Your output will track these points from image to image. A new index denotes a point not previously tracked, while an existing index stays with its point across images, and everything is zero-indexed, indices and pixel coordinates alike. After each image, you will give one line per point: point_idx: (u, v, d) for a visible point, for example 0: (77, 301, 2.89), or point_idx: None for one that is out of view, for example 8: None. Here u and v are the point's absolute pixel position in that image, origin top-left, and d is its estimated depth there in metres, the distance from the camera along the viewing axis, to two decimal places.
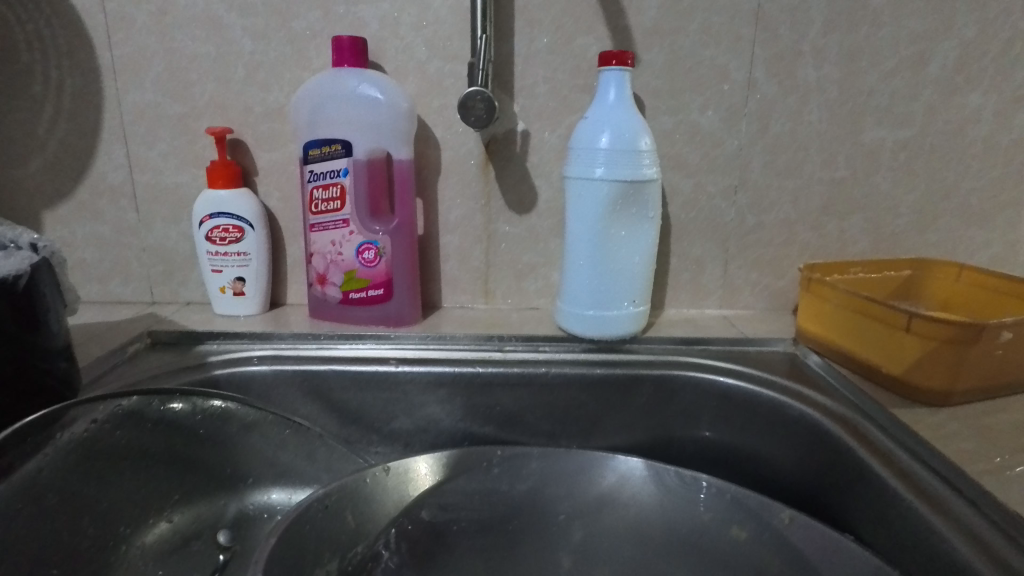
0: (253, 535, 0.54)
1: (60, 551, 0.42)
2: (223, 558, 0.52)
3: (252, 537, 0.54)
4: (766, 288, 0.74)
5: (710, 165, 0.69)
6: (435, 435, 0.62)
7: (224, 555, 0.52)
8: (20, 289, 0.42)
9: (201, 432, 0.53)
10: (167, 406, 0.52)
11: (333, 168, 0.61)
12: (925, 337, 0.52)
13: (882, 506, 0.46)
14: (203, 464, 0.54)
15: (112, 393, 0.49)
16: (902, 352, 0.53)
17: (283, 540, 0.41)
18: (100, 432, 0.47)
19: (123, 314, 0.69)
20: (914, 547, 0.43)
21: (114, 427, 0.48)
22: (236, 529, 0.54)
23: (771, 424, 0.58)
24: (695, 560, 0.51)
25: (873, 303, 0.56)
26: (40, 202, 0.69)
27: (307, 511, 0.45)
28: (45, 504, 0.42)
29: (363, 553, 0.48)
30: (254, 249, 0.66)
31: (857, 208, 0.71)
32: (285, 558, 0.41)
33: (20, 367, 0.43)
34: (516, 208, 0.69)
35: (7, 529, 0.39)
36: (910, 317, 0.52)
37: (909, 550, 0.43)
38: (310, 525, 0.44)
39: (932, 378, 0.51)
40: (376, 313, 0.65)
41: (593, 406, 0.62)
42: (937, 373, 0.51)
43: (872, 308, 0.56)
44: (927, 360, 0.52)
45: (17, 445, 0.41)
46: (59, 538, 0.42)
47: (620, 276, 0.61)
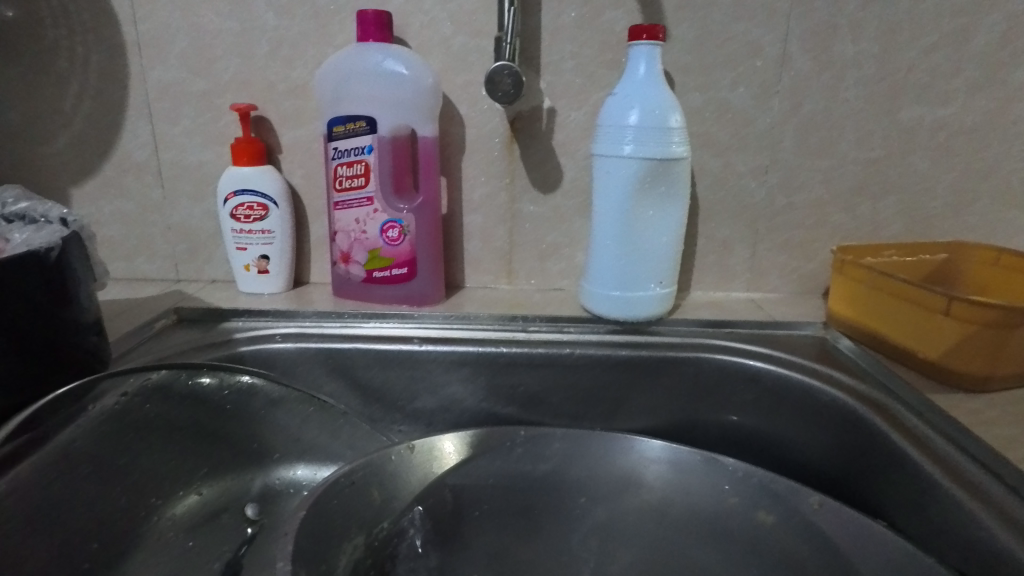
0: (279, 510, 0.54)
1: (95, 519, 0.43)
2: (251, 531, 0.52)
3: (279, 510, 0.54)
4: (794, 271, 0.72)
5: (740, 144, 0.68)
6: (458, 414, 0.62)
7: (252, 527, 0.52)
8: (51, 262, 0.42)
9: (229, 407, 0.54)
10: (195, 380, 0.52)
11: (357, 144, 0.61)
12: (964, 321, 0.50)
13: (917, 491, 0.45)
14: (230, 439, 0.55)
15: (142, 366, 0.50)
16: (939, 336, 0.52)
17: (311, 513, 0.41)
18: (132, 404, 0.48)
19: (149, 291, 0.69)
20: (952, 533, 0.42)
21: (144, 400, 0.49)
22: (263, 503, 0.55)
23: (800, 408, 0.57)
24: (722, 542, 0.51)
25: (909, 287, 0.54)
26: (67, 179, 0.70)
27: (334, 486, 0.45)
28: (79, 473, 0.43)
29: (389, 529, 0.49)
30: (278, 227, 0.66)
31: (892, 189, 0.69)
32: (314, 531, 0.41)
33: (53, 341, 0.43)
34: (540, 187, 0.68)
35: (43, 497, 0.40)
36: (949, 300, 0.51)
37: (947, 536, 0.42)
38: (336, 500, 0.45)
39: (971, 364, 0.50)
40: (400, 292, 0.65)
41: (617, 387, 0.61)
42: (976, 358, 0.50)
43: (908, 290, 0.55)
44: (966, 345, 0.50)
45: (50, 415, 0.42)
46: (91, 507, 0.43)
47: (647, 256, 0.60)
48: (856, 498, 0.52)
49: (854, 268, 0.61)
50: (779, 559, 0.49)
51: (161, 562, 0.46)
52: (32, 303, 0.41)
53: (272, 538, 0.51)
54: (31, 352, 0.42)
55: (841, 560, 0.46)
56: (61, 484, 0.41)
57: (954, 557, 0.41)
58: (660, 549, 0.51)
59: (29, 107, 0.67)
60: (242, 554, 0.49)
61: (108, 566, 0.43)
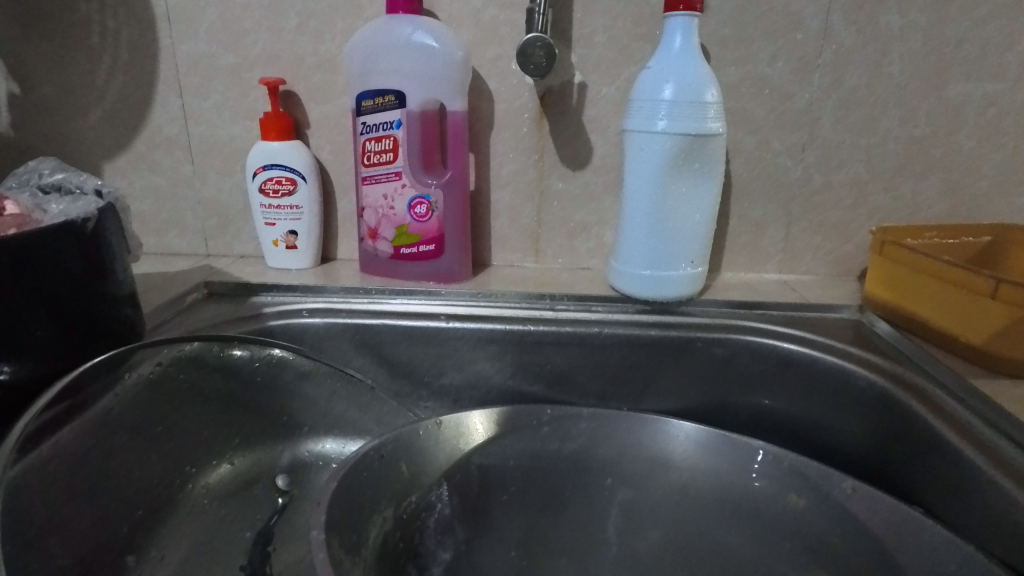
0: (309, 481, 0.55)
1: (132, 486, 0.44)
2: (281, 501, 0.53)
3: (308, 482, 0.55)
4: (830, 252, 0.70)
5: (777, 121, 0.65)
6: (485, 391, 0.62)
7: (283, 498, 0.53)
8: (88, 232, 0.43)
9: (259, 379, 0.54)
10: (226, 352, 0.53)
11: (386, 119, 0.60)
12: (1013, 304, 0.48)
13: (958, 478, 0.44)
14: (261, 411, 0.56)
15: (175, 337, 0.50)
16: (985, 320, 0.50)
17: (342, 485, 0.41)
18: (165, 374, 0.48)
19: (181, 265, 0.70)
20: (994, 522, 0.40)
21: (177, 371, 0.49)
22: (293, 474, 0.56)
23: (833, 391, 0.56)
24: (751, 524, 0.50)
25: (953, 269, 0.52)
26: (100, 154, 0.71)
27: (364, 459, 0.45)
28: (116, 441, 0.44)
29: (417, 503, 0.49)
30: (306, 203, 0.66)
31: (935, 169, 0.67)
32: (345, 503, 0.41)
33: (90, 311, 0.44)
34: (570, 164, 0.66)
35: (83, 463, 0.41)
36: (997, 283, 0.49)
37: (989, 525, 0.41)
38: (366, 473, 0.45)
39: (1017, 349, 0.48)
40: (427, 269, 0.64)
41: (646, 367, 0.60)
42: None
43: (952, 272, 0.53)
44: (1013, 330, 0.48)
45: (90, 383, 0.42)
46: (128, 474, 0.44)
47: (679, 235, 0.59)
48: (892, 485, 0.51)
49: (895, 250, 0.59)
50: (811, 543, 0.48)
51: (195, 529, 0.47)
52: (70, 273, 0.42)
53: (302, 509, 0.52)
54: (69, 321, 0.42)
55: (873, 545, 0.46)
56: (99, 450, 0.42)
57: (997, 546, 0.40)
58: (689, 530, 0.51)
59: (62, 82, 0.68)
60: (273, 524, 0.50)
61: (145, 531, 0.44)
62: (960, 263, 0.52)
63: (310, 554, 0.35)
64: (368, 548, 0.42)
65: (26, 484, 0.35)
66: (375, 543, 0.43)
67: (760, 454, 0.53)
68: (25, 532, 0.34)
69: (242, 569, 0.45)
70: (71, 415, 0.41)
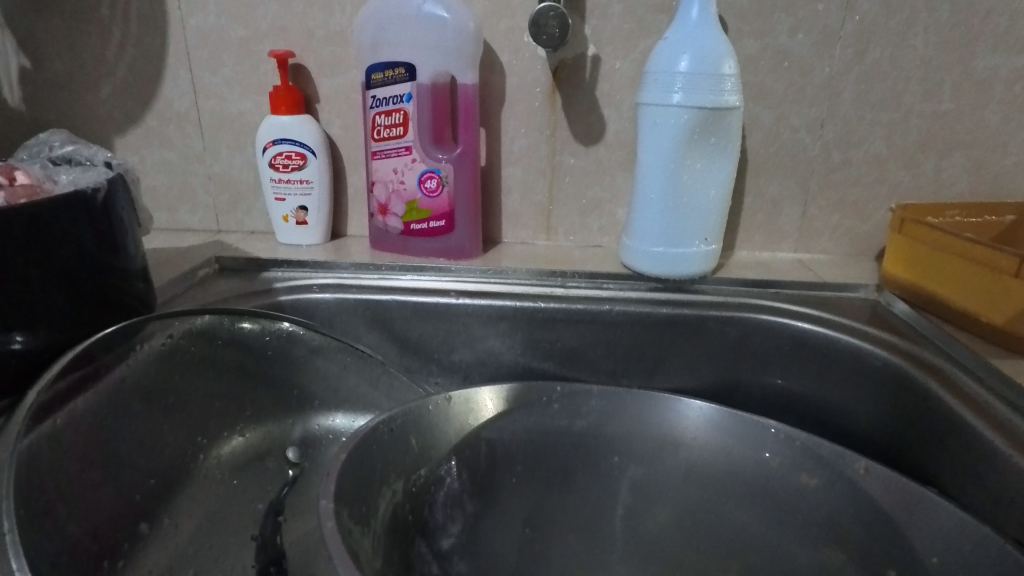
0: (320, 455, 0.56)
1: (147, 457, 0.44)
2: (293, 473, 0.53)
3: (319, 455, 0.55)
4: (848, 231, 0.69)
5: (797, 95, 0.64)
6: (495, 368, 0.61)
7: (293, 470, 0.54)
8: (98, 203, 0.42)
9: (270, 353, 0.55)
10: (237, 326, 0.53)
11: (396, 92, 0.59)
12: None
13: (976, 459, 0.43)
14: (271, 385, 0.56)
15: (187, 311, 0.51)
16: (1007, 299, 0.49)
17: (351, 456, 0.41)
18: (177, 347, 0.49)
19: (192, 240, 0.70)
20: (1012, 503, 0.40)
21: (189, 344, 0.50)
22: (304, 448, 0.56)
23: (848, 371, 0.55)
24: (763, 502, 0.50)
25: (975, 247, 0.51)
26: (112, 128, 0.70)
27: (374, 432, 0.45)
28: (130, 411, 0.44)
29: (426, 477, 0.49)
30: (316, 178, 0.66)
31: (959, 146, 0.65)
32: (355, 473, 0.41)
33: (101, 283, 0.44)
34: (583, 139, 0.65)
35: (98, 432, 0.41)
36: (1020, 261, 0.48)
37: (1007, 506, 0.40)
38: (376, 445, 0.45)
39: None
40: (438, 245, 0.64)
41: (657, 345, 0.60)
42: None
43: (976, 251, 0.51)
44: None
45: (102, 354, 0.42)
46: (143, 444, 0.44)
47: (693, 211, 0.58)
48: (905, 465, 0.50)
49: (916, 228, 0.57)
50: (824, 522, 0.47)
51: (208, 499, 0.48)
52: (80, 244, 0.42)
53: (313, 481, 0.53)
54: (80, 294, 0.42)
55: (887, 526, 0.45)
56: (114, 419, 0.42)
57: (1014, 526, 0.40)
58: (699, 507, 0.51)
59: (73, 55, 0.68)
60: (285, 495, 0.50)
61: (160, 501, 0.44)
62: (984, 241, 0.50)
63: (320, 522, 0.35)
64: (377, 519, 0.42)
65: (39, 452, 0.35)
66: (385, 515, 0.43)
67: (772, 433, 0.53)
68: (44, 497, 0.34)
69: (255, 539, 0.46)
70: (86, 384, 0.41)
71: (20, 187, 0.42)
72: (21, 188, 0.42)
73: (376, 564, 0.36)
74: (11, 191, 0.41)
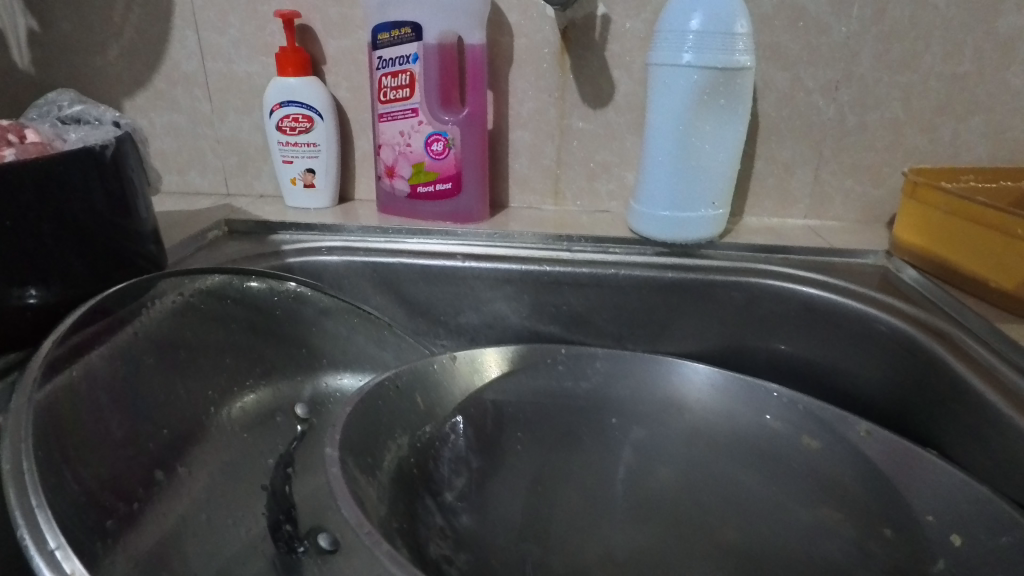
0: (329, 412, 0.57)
1: (162, 410, 0.45)
2: (301, 429, 0.55)
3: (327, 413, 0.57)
4: (861, 197, 0.68)
5: (812, 56, 0.62)
6: (502, 331, 0.62)
7: (302, 426, 0.55)
8: (107, 159, 0.43)
9: (279, 313, 0.56)
10: (245, 286, 0.54)
11: (403, 53, 0.59)
12: None
13: (979, 422, 0.43)
14: (282, 344, 0.57)
15: (197, 270, 0.52)
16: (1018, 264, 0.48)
17: (357, 411, 0.42)
18: (188, 305, 0.50)
19: (202, 204, 0.71)
20: (1012, 464, 0.40)
21: (200, 302, 0.51)
22: (313, 405, 0.57)
23: (853, 336, 0.55)
24: (765, 463, 0.50)
25: (988, 211, 0.50)
26: (121, 90, 0.70)
27: (381, 388, 0.46)
28: (145, 365, 0.45)
29: (432, 433, 0.50)
30: (324, 140, 0.66)
31: (978, 109, 0.63)
32: (361, 426, 0.42)
33: (112, 241, 0.45)
34: (592, 102, 0.65)
35: (115, 384, 0.42)
36: None
37: (1008, 467, 0.40)
38: (382, 402, 0.46)
39: None
40: (445, 208, 0.64)
41: (663, 310, 0.60)
42: None
43: (990, 215, 0.50)
44: None
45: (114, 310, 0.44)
46: (159, 397, 0.45)
47: (702, 174, 0.57)
48: (908, 428, 0.50)
49: (930, 193, 0.56)
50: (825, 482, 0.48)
51: (222, 453, 0.49)
52: (91, 203, 0.42)
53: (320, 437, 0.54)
54: (92, 251, 0.43)
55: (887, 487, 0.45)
56: (131, 373, 0.44)
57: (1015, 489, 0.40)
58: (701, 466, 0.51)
59: (80, 16, 0.67)
60: (293, 451, 0.52)
61: (175, 452, 0.46)
62: (1000, 205, 0.49)
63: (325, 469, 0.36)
64: (383, 470, 0.43)
65: (58, 402, 0.37)
66: (390, 467, 0.44)
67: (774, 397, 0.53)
68: (63, 445, 0.35)
69: (266, 489, 0.47)
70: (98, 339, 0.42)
71: (30, 145, 0.42)
72: (30, 145, 0.42)
73: (379, 509, 0.37)
74: (21, 148, 0.41)
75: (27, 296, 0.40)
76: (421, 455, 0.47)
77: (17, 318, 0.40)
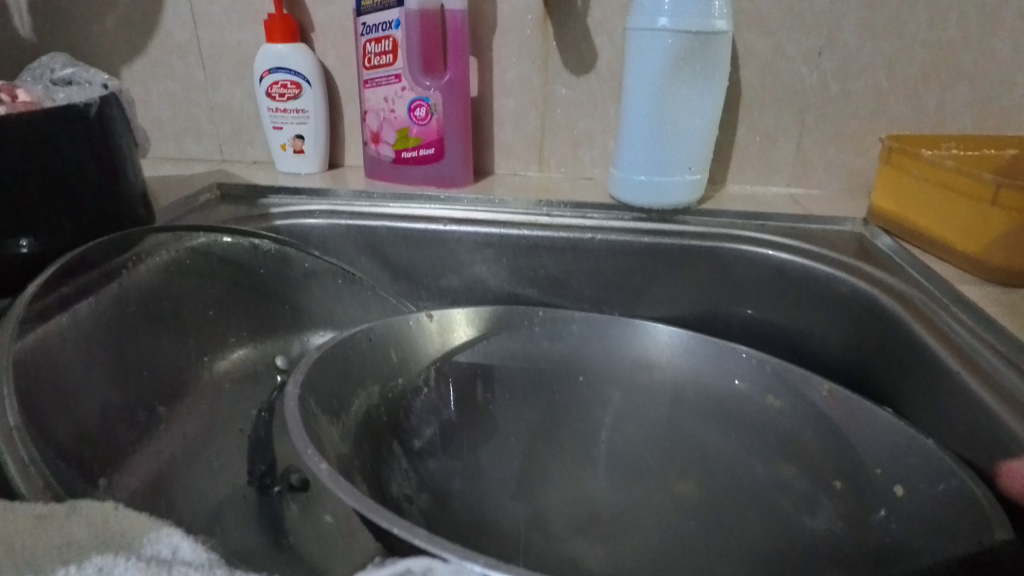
0: None
1: (150, 364, 0.48)
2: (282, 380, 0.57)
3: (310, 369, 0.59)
4: (843, 166, 0.68)
5: (794, 23, 0.62)
6: (481, 294, 0.64)
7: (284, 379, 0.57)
8: (91, 117, 0.44)
9: (264, 273, 0.58)
10: (225, 243, 0.56)
11: (385, 19, 0.60)
12: (1009, 210, 0.46)
13: (933, 381, 0.44)
14: (267, 302, 0.59)
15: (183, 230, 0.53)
16: (984, 228, 0.48)
17: (322, 356, 0.44)
18: (173, 266, 0.52)
19: (197, 169, 0.73)
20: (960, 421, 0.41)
21: (185, 262, 0.53)
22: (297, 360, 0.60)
23: (823, 301, 0.56)
24: (732, 421, 0.52)
25: (958, 175, 0.51)
26: (118, 58, 0.72)
27: (351, 339, 0.48)
28: (131, 321, 0.47)
29: (404, 385, 0.52)
30: (312, 107, 0.67)
31: (963, 77, 0.63)
32: (328, 371, 0.44)
33: (97, 197, 0.47)
34: (574, 69, 0.65)
35: (102, 336, 0.45)
36: (998, 187, 0.47)
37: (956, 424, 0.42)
38: (352, 352, 0.48)
39: (1012, 257, 0.47)
40: (429, 173, 0.65)
41: (638, 275, 0.61)
42: (1019, 251, 0.46)
43: (960, 180, 0.51)
44: (1010, 237, 0.47)
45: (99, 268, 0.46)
46: (145, 352, 0.48)
47: (678, 140, 0.58)
48: (873, 391, 0.51)
49: (906, 160, 0.57)
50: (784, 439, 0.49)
51: (206, 406, 0.52)
52: (74, 157, 0.44)
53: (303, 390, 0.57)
54: (78, 206, 0.45)
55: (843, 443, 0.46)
56: (117, 322, 0.46)
57: (960, 445, 0.41)
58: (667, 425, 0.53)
59: None
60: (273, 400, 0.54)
61: (163, 402, 0.48)
62: (970, 171, 0.50)
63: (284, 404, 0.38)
64: (350, 415, 0.45)
65: (46, 349, 0.39)
66: (357, 413, 0.46)
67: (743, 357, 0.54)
68: (47, 385, 0.38)
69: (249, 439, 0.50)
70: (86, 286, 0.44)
71: (20, 103, 0.44)
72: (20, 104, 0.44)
73: (340, 447, 0.40)
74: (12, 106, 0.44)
75: (14, 244, 0.42)
76: (391, 405, 0.49)
77: (8, 266, 0.42)
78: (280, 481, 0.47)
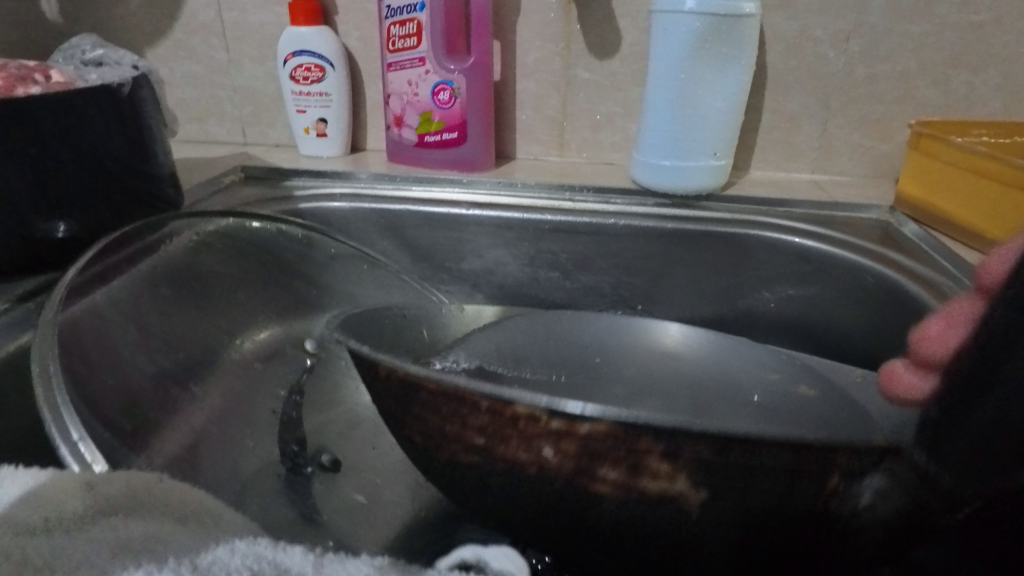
0: None
1: (177, 338, 0.49)
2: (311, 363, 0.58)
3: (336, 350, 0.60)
4: (869, 152, 0.67)
5: (822, 5, 0.61)
6: (502, 278, 0.64)
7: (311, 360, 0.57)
8: (123, 96, 0.45)
9: (290, 256, 0.58)
10: (252, 227, 0.56)
11: (410, 1, 0.60)
12: None
13: None
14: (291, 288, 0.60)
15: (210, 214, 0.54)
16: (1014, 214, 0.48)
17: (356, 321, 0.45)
18: (200, 245, 0.53)
19: (220, 152, 0.74)
20: None
21: (212, 243, 0.54)
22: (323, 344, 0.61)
23: (846, 287, 0.55)
24: (744, 348, 0.56)
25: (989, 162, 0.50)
26: (142, 40, 0.73)
27: (385, 313, 0.49)
28: (160, 295, 0.49)
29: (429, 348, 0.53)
30: (335, 89, 0.68)
31: (994, 61, 0.62)
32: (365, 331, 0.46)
33: (126, 177, 0.47)
34: (597, 52, 0.65)
35: (132, 307, 0.46)
36: None
37: None
38: (385, 330, 0.49)
39: None
40: (451, 156, 0.65)
41: (660, 259, 0.61)
42: None
43: (990, 166, 0.50)
44: None
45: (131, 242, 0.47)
46: (172, 323, 0.49)
47: (703, 123, 0.57)
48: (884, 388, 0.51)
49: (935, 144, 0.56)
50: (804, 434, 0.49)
51: (233, 381, 0.53)
52: (106, 135, 0.44)
53: (331, 371, 0.57)
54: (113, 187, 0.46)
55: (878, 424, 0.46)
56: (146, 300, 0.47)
57: None
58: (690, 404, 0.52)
59: None
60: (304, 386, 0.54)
61: (189, 373, 0.49)
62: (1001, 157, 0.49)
63: None
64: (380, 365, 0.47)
65: (80, 321, 0.40)
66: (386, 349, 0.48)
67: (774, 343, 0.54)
68: (83, 352, 0.39)
69: (280, 417, 0.50)
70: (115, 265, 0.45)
71: (55, 83, 0.45)
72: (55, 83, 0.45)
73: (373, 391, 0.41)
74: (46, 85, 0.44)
75: (55, 228, 0.43)
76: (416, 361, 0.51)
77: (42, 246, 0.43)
78: (310, 461, 0.48)
